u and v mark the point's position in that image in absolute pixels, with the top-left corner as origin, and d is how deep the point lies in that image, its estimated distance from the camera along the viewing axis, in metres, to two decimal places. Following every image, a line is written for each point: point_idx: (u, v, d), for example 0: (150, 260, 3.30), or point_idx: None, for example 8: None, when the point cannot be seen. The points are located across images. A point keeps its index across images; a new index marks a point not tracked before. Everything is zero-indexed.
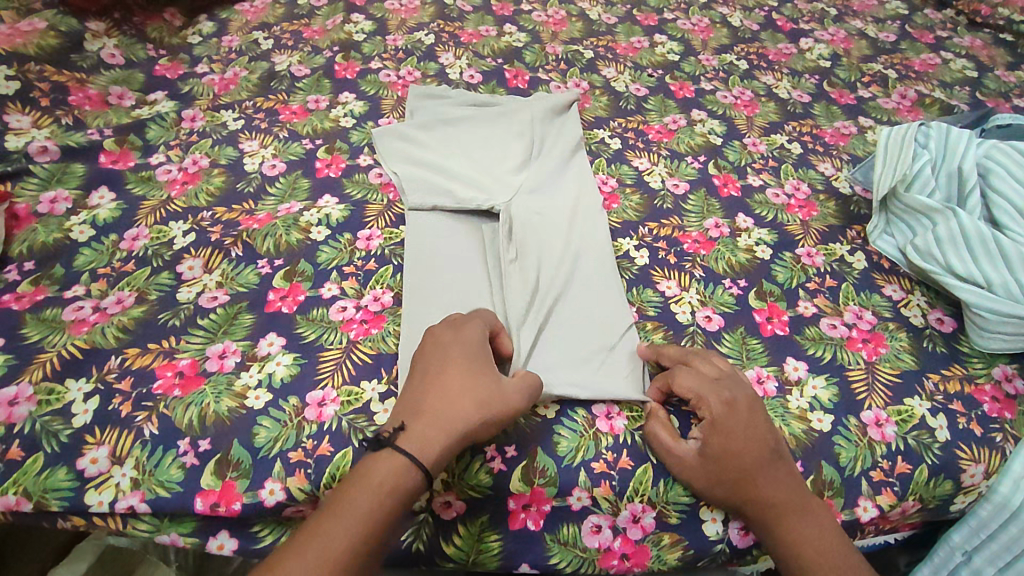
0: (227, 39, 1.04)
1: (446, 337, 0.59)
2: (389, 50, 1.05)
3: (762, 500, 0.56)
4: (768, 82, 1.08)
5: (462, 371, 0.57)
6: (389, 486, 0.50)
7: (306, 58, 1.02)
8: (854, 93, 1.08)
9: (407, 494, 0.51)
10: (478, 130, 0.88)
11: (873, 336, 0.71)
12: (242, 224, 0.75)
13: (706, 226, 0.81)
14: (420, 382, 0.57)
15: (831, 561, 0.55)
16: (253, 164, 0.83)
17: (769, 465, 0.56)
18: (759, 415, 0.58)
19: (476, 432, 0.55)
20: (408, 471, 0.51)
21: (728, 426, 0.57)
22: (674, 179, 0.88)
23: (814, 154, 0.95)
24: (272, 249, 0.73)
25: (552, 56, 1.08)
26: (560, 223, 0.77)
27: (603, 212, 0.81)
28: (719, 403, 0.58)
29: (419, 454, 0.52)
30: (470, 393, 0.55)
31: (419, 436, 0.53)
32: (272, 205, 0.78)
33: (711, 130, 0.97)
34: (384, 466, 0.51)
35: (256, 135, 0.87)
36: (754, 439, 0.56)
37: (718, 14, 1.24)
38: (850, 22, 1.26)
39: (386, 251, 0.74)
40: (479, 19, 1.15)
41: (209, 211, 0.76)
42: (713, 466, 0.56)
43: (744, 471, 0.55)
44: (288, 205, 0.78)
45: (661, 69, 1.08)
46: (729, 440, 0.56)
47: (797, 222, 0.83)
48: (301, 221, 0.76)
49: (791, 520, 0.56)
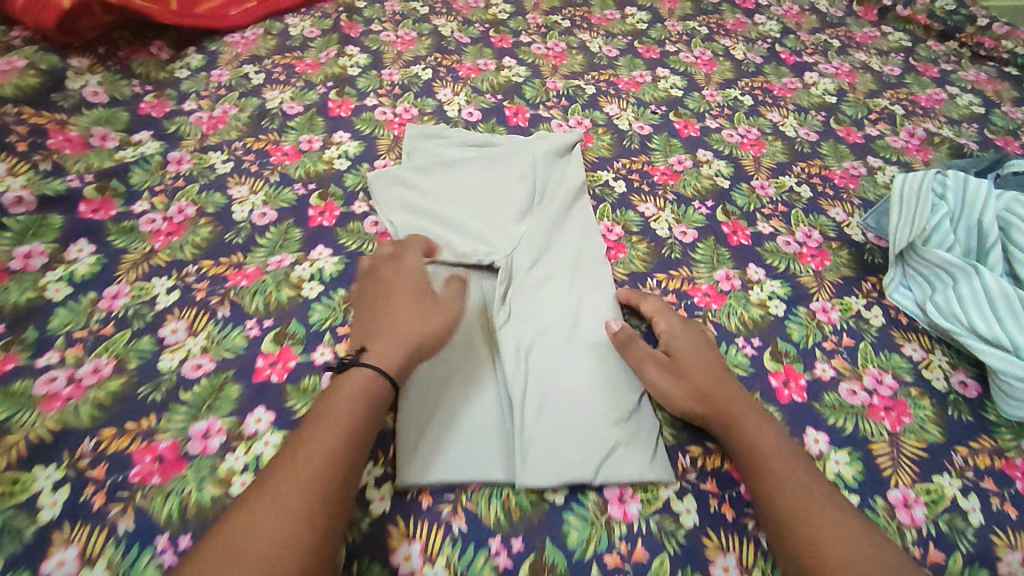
0: (216, 73, 1.00)
1: (392, 267, 0.67)
2: (385, 85, 1.02)
3: (720, 399, 0.61)
4: (775, 119, 1.06)
5: (408, 293, 0.63)
6: (360, 394, 0.54)
7: (299, 94, 0.98)
8: (862, 130, 1.05)
9: (377, 401, 0.54)
10: (477, 175, 0.85)
11: (895, 403, 0.68)
12: (230, 280, 0.71)
13: (716, 277, 0.79)
14: (368, 320, 0.62)
15: (799, 467, 0.56)
16: (242, 213, 0.79)
17: (725, 376, 0.64)
18: (713, 346, 0.68)
19: (429, 345, 0.59)
20: (376, 384, 0.54)
21: (687, 337, 0.67)
22: (681, 227, 0.85)
23: (824, 198, 0.92)
24: (261, 307, 0.69)
25: (552, 92, 1.05)
26: (563, 278, 0.74)
27: (606, 262, 0.78)
28: (675, 322, 0.68)
29: (381, 366, 0.55)
30: (414, 312, 0.61)
31: (382, 354, 0.57)
32: (262, 257, 0.74)
33: (718, 171, 0.94)
34: (347, 382, 0.54)
35: (246, 180, 0.84)
36: (705, 352, 0.66)
37: (721, 47, 1.21)
38: (853, 54, 1.24)
39: None
40: (477, 51, 1.12)
41: (194, 266, 0.72)
42: (674, 363, 0.64)
43: (700, 368, 0.63)
44: (279, 257, 0.74)
45: (665, 106, 1.05)
46: (689, 346, 0.66)
47: (810, 273, 0.81)
48: (293, 276, 0.72)
49: (751, 423, 0.59)
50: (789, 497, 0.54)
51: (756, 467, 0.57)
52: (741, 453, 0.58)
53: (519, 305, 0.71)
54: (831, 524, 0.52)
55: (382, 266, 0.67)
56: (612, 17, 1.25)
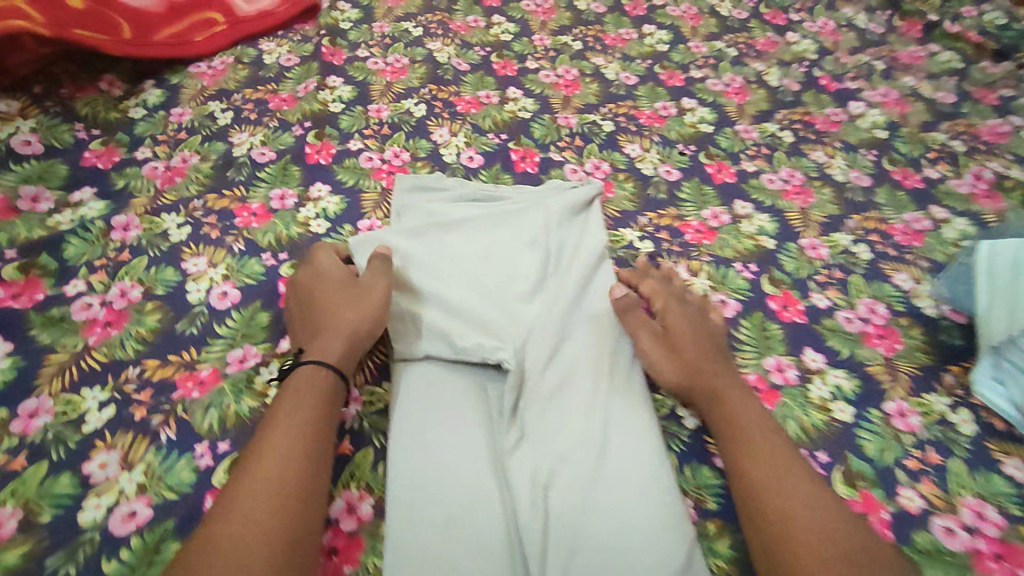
0: (176, 112, 0.87)
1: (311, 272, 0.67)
2: (371, 124, 0.89)
3: (708, 375, 0.62)
4: (819, 159, 0.92)
5: (332, 289, 0.65)
6: (299, 396, 0.55)
7: (271, 137, 0.86)
8: (920, 172, 0.92)
9: (319, 395, 0.56)
10: (479, 240, 0.73)
11: (1006, 548, 0.56)
12: (179, 386, 0.61)
13: (766, 367, 0.69)
14: (302, 329, 0.63)
15: (774, 437, 0.57)
16: (197, 292, 0.68)
17: (718, 357, 0.65)
18: (711, 326, 0.69)
19: (361, 331, 0.61)
20: (314, 380, 0.57)
21: (682, 313, 0.68)
22: (720, 295, 0.75)
23: (886, 260, 0.80)
24: (215, 427, 0.58)
25: (564, 129, 0.92)
26: (586, 380, 0.62)
27: (637, 355, 0.66)
28: (677, 300, 0.70)
29: (318, 359, 0.58)
30: (343, 304, 0.62)
31: (316, 351, 0.59)
32: (219, 351, 0.64)
33: (761, 229, 0.82)
34: (288, 389, 0.56)
35: (204, 250, 0.72)
36: (700, 328, 0.67)
37: (753, 71, 1.07)
38: (900, 78, 1.10)
39: (365, 424, 0.60)
40: (477, 81, 0.98)
41: (135, 366, 0.62)
42: (668, 337, 0.66)
43: (692, 344, 0.65)
44: (240, 351, 0.64)
45: (694, 145, 0.92)
46: (684, 321, 0.67)
47: (879, 359, 0.70)
48: (256, 382, 0.62)
49: (734, 396, 0.61)
50: (764, 467, 0.55)
51: (738, 443, 0.57)
52: (723, 430, 0.59)
53: (534, 420, 0.60)
54: (804, 495, 0.52)
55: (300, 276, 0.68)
56: (628, 37, 1.11)
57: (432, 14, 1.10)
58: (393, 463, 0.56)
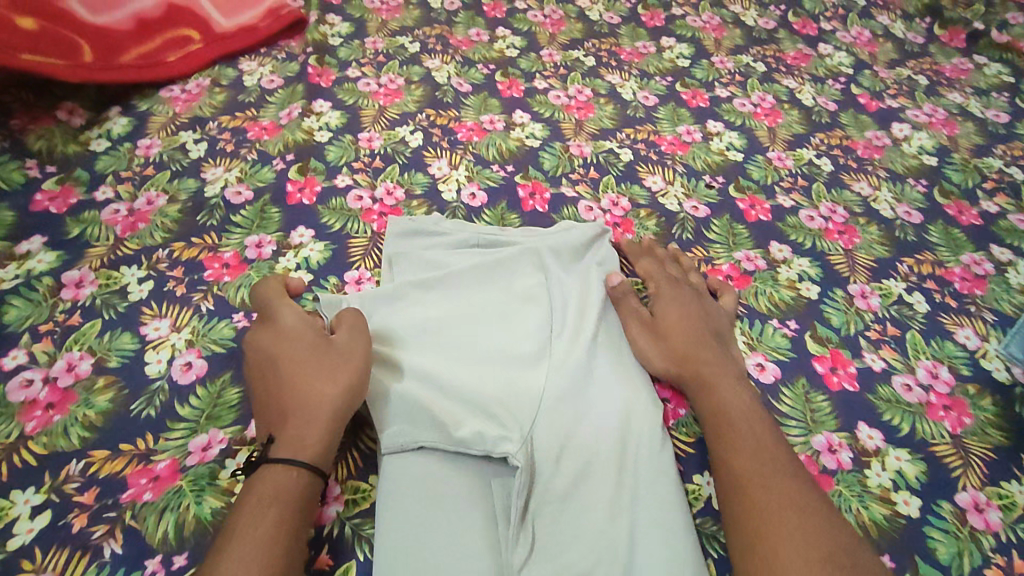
0: (144, 145, 0.78)
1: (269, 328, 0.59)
2: (360, 155, 0.80)
3: (695, 361, 0.60)
4: (863, 191, 0.82)
5: (302, 357, 0.55)
6: (272, 494, 0.46)
7: (249, 172, 0.77)
8: (976, 206, 0.82)
9: (297, 486, 0.48)
10: (474, 299, 0.64)
11: None
12: (130, 484, 0.52)
13: (815, 448, 0.58)
14: (267, 407, 0.53)
15: (759, 423, 0.55)
16: (158, 364, 0.59)
17: (710, 343, 0.62)
18: (712, 310, 0.66)
19: (342, 411, 0.52)
20: (290, 477, 0.48)
21: (675, 297, 0.66)
22: (756, 356, 0.64)
23: (946, 312, 0.69)
24: (170, 536, 0.49)
25: (577, 159, 0.83)
26: (605, 472, 0.54)
27: (665, 435, 0.58)
28: (674, 285, 0.67)
29: (296, 454, 0.49)
30: (317, 376, 0.53)
31: (291, 441, 0.50)
32: (180, 439, 0.54)
33: (802, 274, 0.71)
34: (259, 486, 0.47)
35: (168, 310, 0.63)
36: (693, 313, 0.64)
37: (784, 89, 0.97)
38: (947, 95, 0.99)
39: (348, 529, 0.52)
40: (480, 104, 0.89)
41: (80, 460, 0.53)
42: (657, 324, 0.64)
43: (682, 329, 0.63)
44: (206, 436, 0.55)
45: (723, 176, 0.83)
46: (678, 307, 0.65)
47: (947, 437, 0.60)
48: (221, 477, 0.52)
49: (723, 383, 0.58)
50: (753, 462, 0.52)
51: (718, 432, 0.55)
52: (708, 415, 0.57)
53: (548, 524, 0.52)
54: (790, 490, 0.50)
55: (257, 334, 0.58)
56: (645, 51, 1.01)
57: (431, 28, 1.00)
58: (378, 524, 0.51)
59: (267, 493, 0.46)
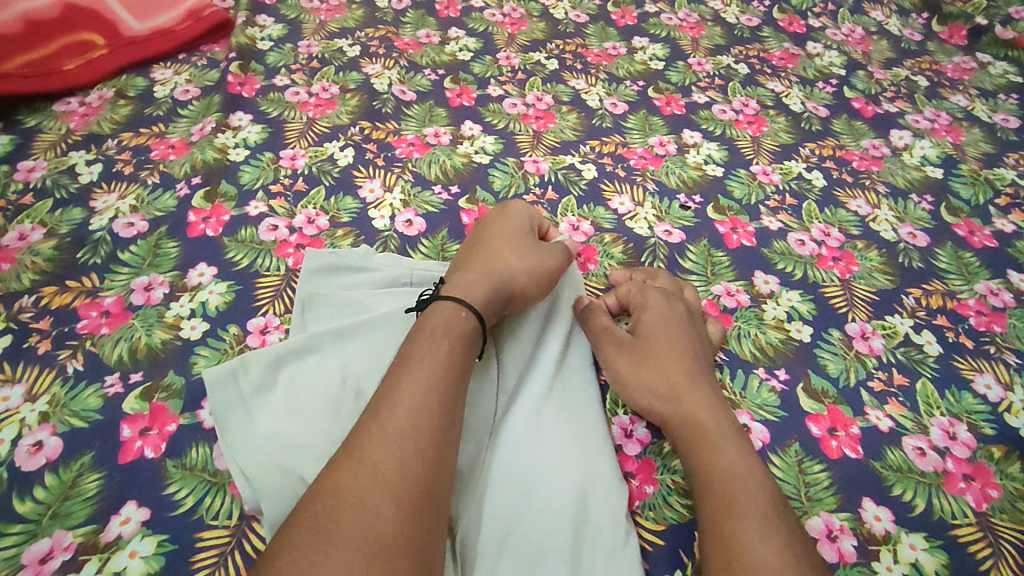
0: (25, 167, 0.67)
1: (474, 269, 0.52)
2: (280, 176, 0.69)
3: (675, 406, 0.50)
4: (861, 210, 0.72)
5: (509, 242, 0.56)
6: (442, 329, 0.46)
7: (146, 199, 0.66)
8: (989, 225, 0.72)
9: (462, 335, 0.46)
10: (402, 340, 0.52)
11: None
12: None
13: (812, 535, 0.47)
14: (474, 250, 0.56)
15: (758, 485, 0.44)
16: (1, 445, 0.47)
17: (700, 381, 0.51)
18: (700, 331, 0.55)
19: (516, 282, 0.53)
20: (458, 315, 0.47)
21: (661, 314, 0.55)
22: (742, 415, 0.53)
23: (962, 355, 0.59)
24: None
25: (532, 177, 0.72)
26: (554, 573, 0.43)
27: (629, 523, 0.47)
28: (663, 297, 0.57)
29: (461, 297, 0.49)
30: (516, 250, 0.55)
31: (461, 285, 0.50)
32: (14, 546, 0.43)
33: (792, 311, 0.61)
34: (431, 316, 0.47)
35: (24, 373, 0.52)
36: (680, 335, 0.54)
37: (770, 92, 0.86)
38: (949, 97, 0.89)
39: None
40: (424, 114, 0.78)
41: None
42: (638, 348, 0.54)
43: (664, 354, 0.53)
44: (49, 541, 0.44)
45: (700, 194, 0.72)
46: (662, 329, 0.54)
47: (971, 515, 0.49)
48: None
49: (714, 437, 0.47)
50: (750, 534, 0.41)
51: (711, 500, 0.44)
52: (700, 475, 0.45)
53: None
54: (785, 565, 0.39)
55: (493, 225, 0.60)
56: (615, 52, 0.90)
57: (374, 29, 0.89)
58: None
59: (437, 325, 0.46)
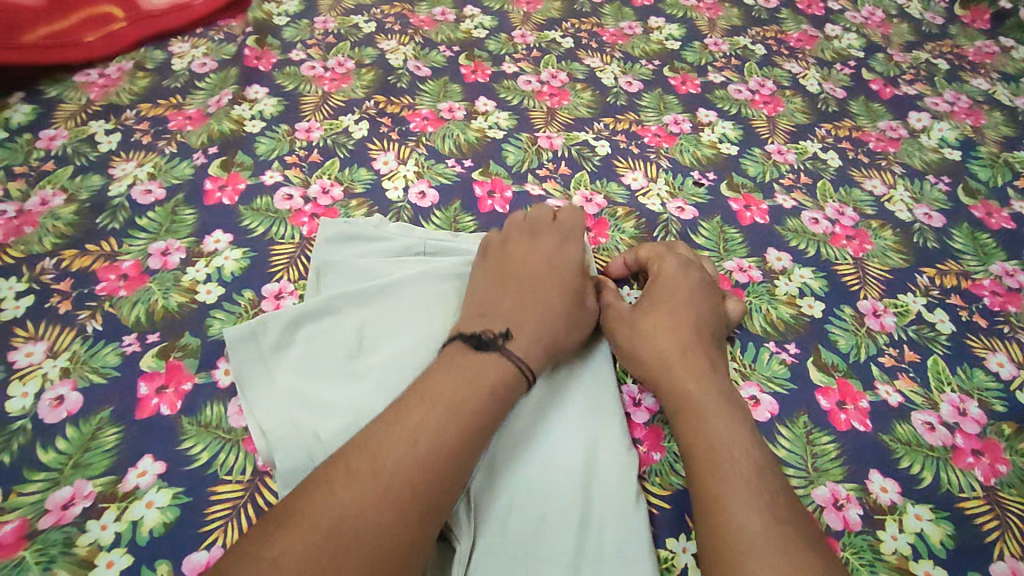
0: (46, 135, 0.68)
1: (532, 331, 0.49)
2: (295, 148, 0.69)
3: (673, 366, 0.50)
4: (876, 190, 0.71)
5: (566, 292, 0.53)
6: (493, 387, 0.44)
7: (164, 167, 0.67)
8: (1006, 207, 0.71)
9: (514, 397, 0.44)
10: (418, 304, 0.54)
11: None
12: None
13: (817, 503, 0.47)
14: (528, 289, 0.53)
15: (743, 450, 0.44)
16: (23, 399, 0.49)
17: (707, 345, 0.51)
18: (712, 298, 0.55)
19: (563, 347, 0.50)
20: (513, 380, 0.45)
21: (674, 281, 0.56)
22: (751, 387, 0.53)
23: (974, 334, 0.59)
24: None
25: (545, 153, 0.72)
26: (563, 529, 0.44)
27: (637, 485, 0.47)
28: (678, 265, 0.57)
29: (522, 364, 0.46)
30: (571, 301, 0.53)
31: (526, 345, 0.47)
32: (34, 494, 0.44)
33: (804, 288, 0.61)
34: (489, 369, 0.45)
35: (45, 331, 0.53)
36: (691, 301, 0.54)
37: (786, 73, 0.85)
38: (970, 81, 0.88)
39: None
40: (439, 90, 0.78)
41: None
42: (645, 310, 0.54)
43: (671, 318, 0.53)
44: (70, 490, 0.45)
45: (714, 172, 0.72)
46: (674, 295, 0.54)
47: (978, 489, 0.49)
48: (79, 544, 0.43)
49: (710, 399, 0.47)
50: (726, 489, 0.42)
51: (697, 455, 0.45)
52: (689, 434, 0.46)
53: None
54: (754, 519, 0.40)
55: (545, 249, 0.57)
56: (630, 32, 0.90)
57: (390, 6, 0.89)
58: None
59: (490, 383, 0.44)
